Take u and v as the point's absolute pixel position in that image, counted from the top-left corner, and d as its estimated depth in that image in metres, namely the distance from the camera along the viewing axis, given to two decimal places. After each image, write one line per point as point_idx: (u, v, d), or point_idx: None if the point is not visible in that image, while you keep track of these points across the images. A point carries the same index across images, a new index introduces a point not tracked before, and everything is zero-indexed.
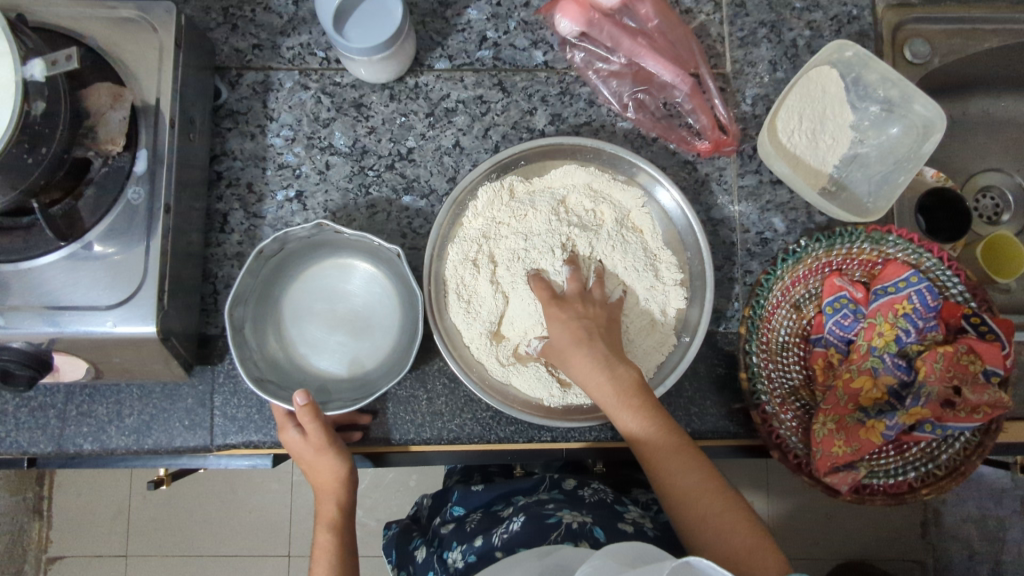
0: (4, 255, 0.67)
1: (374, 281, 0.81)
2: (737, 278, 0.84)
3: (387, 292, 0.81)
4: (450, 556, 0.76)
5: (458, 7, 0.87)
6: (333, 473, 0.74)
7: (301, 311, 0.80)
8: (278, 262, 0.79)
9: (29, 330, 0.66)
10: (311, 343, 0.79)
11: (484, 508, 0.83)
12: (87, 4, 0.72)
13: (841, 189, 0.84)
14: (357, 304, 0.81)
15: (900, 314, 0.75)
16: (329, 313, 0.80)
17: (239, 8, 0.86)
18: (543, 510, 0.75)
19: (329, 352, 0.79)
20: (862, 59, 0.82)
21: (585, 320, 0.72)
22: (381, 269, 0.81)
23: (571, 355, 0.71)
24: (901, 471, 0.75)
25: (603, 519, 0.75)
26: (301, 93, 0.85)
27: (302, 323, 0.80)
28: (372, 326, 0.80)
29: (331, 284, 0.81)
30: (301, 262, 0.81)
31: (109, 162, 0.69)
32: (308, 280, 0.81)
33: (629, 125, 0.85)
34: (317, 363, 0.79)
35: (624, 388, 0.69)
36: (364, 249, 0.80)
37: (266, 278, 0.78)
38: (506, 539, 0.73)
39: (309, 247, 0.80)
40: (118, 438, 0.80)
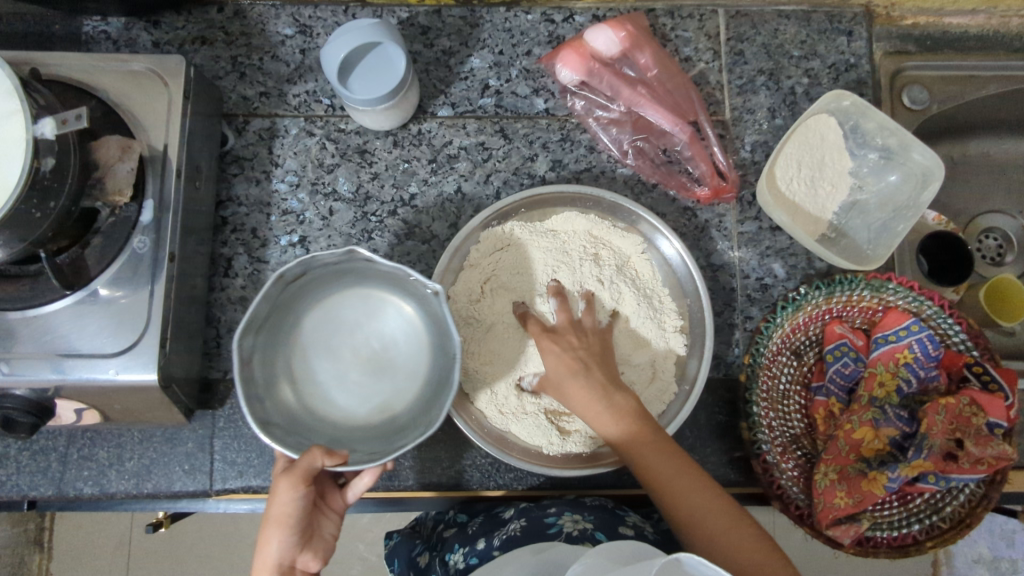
0: (11, 304, 0.68)
1: (401, 320, 0.78)
2: (737, 324, 0.84)
3: (415, 334, 0.77)
4: (450, 558, 0.74)
5: (461, 56, 0.89)
6: (278, 512, 0.63)
7: (320, 344, 0.76)
8: (299, 288, 0.74)
9: (34, 377, 0.67)
10: (330, 381, 0.75)
11: (486, 510, 0.80)
12: (100, 58, 0.74)
13: (840, 236, 0.84)
14: (381, 342, 0.78)
15: (901, 363, 0.76)
16: (351, 349, 0.77)
17: (247, 57, 0.88)
18: (545, 517, 0.73)
19: (345, 394, 0.75)
20: (860, 109, 0.83)
21: (580, 351, 0.71)
22: (412, 309, 0.77)
23: (568, 386, 0.70)
24: (904, 523, 0.74)
25: (605, 523, 0.73)
26: (306, 139, 0.87)
27: (320, 358, 0.76)
28: (396, 367, 0.77)
29: (354, 321, 0.78)
30: (316, 291, 0.76)
31: (116, 212, 0.70)
32: (329, 312, 0.77)
33: (628, 172, 0.86)
34: (335, 404, 0.74)
35: (623, 419, 0.69)
36: (394, 285, 0.76)
37: (280, 304, 0.73)
38: (507, 541, 0.71)
39: (334, 274, 0.75)
40: (118, 483, 0.80)
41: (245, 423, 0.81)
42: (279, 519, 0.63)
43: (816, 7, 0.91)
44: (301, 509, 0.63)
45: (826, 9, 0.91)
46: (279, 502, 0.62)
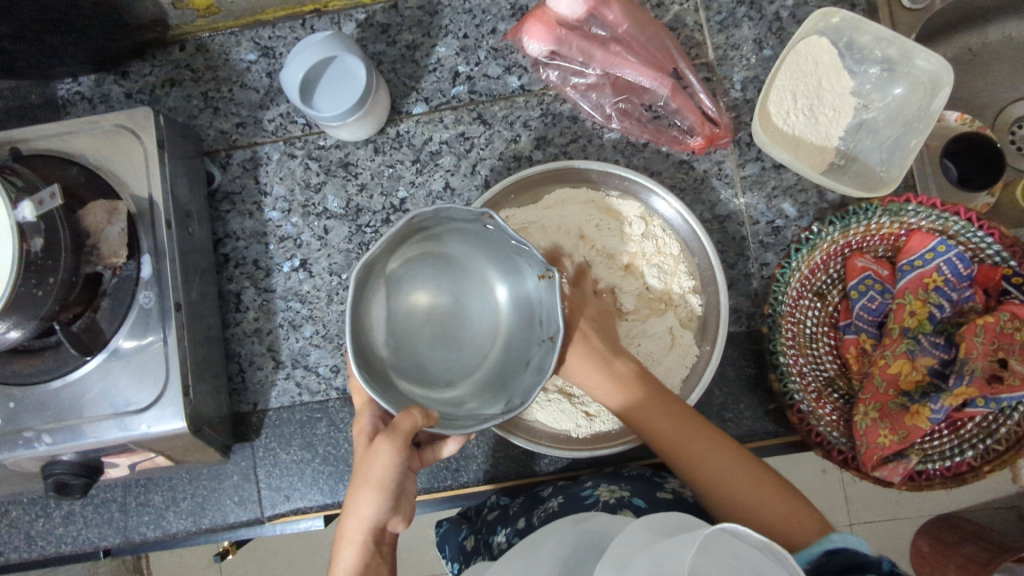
0: (40, 376, 0.71)
1: (483, 289, 0.65)
2: (754, 273, 0.80)
3: (497, 315, 0.65)
4: (494, 541, 0.75)
5: (427, 47, 0.86)
6: (376, 473, 0.59)
7: (396, 290, 0.62)
8: (413, 228, 0.60)
9: (104, 439, 0.70)
10: (398, 333, 0.62)
11: (526, 491, 0.81)
12: (73, 123, 0.75)
13: (850, 161, 0.79)
14: (456, 304, 0.65)
15: (931, 289, 0.71)
16: (426, 302, 0.64)
17: (217, 90, 0.88)
18: (581, 491, 0.74)
19: (411, 351, 0.62)
20: (852, 24, 0.77)
21: (579, 319, 0.70)
22: (499, 286, 0.65)
23: (566, 357, 0.70)
24: (957, 451, 0.71)
25: (642, 490, 0.72)
26: (289, 162, 0.86)
27: (404, 297, 0.63)
28: (468, 334, 0.65)
29: (436, 272, 0.64)
30: (426, 233, 0.62)
31: (118, 272, 0.72)
32: (416, 257, 0.63)
33: (616, 135, 0.83)
34: (400, 360, 0.61)
35: (622, 382, 0.68)
36: (494, 254, 0.64)
37: (388, 242, 0.59)
38: (546, 517, 0.72)
39: (450, 224, 0.62)
40: (178, 522, 0.84)
41: (282, 449, 0.83)
42: (375, 483, 0.59)
43: None
44: (398, 475, 0.59)
45: None
46: (379, 466, 0.58)
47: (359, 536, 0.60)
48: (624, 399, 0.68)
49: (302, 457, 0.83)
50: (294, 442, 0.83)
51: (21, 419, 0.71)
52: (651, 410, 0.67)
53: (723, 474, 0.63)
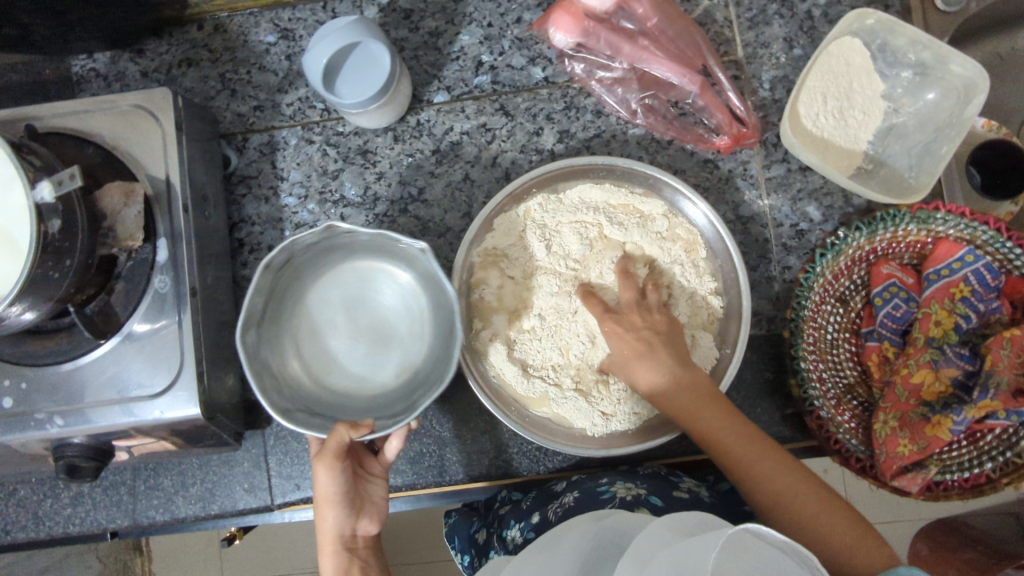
0: (53, 357, 0.71)
1: (404, 289, 0.81)
2: (775, 276, 0.80)
3: (414, 306, 0.81)
4: (508, 535, 0.74)
5: (450, 35, 0.84)
6: (322, 491, 0.67)
7: (319, 325, 0.80)
8: (288, 273, 0.77)
9: (107, 424, 0.70)
10: (340, 355, 0.80)
11: (539, 486, 0.80)
12: (90, 102, 0.73)
13: (879, 166, 0.78)
14: (379, 312, 0.82)
15: (957, 298, 0.70)
16: (352, 324, 0.81)
17: (235, 72, 0.86)
18: (597, 487, 0.73)
19: (356, 364, 0.80)
20: (887, 25, 0.76)
21: (643, 330, 0.70)
22: (407, 278, 0.80)
23: (632, 366, 0.69)
24: (976, 463, 0.71)
25: (659, 489, 0.72)
26: (307, 148, 0.85)
27: (325, 338, 0.80)
28: (397, 335, 0.81)
29: (344, 294, 0.82)
30: (309, 270, 0.80)
31: (133, 256, 0.71)
32: (320, 288, 0.81)
33: (640, 131, 0.81)
34: (352, 374, 0.80)
35: (682, 382, 0.68)
36: (382, 250, 0.79)
37: (270, 289, 0.75)
38: (562, 513, 0.71)
39: (322, 251, 0.77)
40: (186, 507, 0.84)
41: (294, 437, 0.83)
42: (325, 499, 0.67)
43: None
44: (344, 486, 0.67)
45: None
46: (323, 484, 0.66)
47: (328, 549, 0.67)
48: (681, 398, 0.68)
49: (313, 446, 0.83)
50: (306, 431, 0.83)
51: (34, 401, 0.70)
52: (712, 416, 0.67)
53: (757, 463, 0.64)
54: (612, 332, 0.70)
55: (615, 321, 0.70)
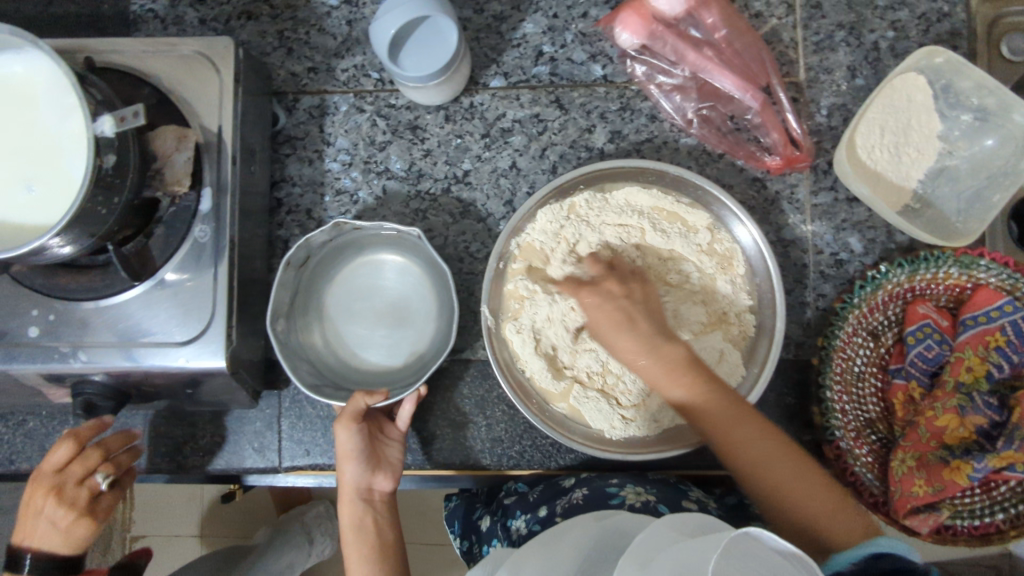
0: (84, 293, 0.70)
1: (405, 269, 0.81)
2: (809, 302, 0.79)
3: (417, 278, 0.81)
4: (512, 525, 0.75)
5: (514, 21, 0.84)
6: (342, 447, 0.72)
7: (342, 314, 0.81)
8: (312, 270, 0.79)
9: (113, 364, 0.69)
10: (360, 339, 0.80)
11: (547, 479, 0.80)
12: (150, 43, 0.73)
13: (926, 206, 0.78)
14: (392, 295, 0.81)
15: (991, 347, 0.71)
16: (369, 309, 0.81)
17: (293, 31, 0.86)
18: (606, 488, 0.73)
19: (376, 345, 0.80)
20: (955, 66, 0.75)
21: (621, 301, 0.69)
22: (405, 258, 0.81)
23: (611, 338, 0.68)
24: (987, 512, 0.70)
25: (668, 497, 0.72)
26: (356, 116, 0.85)
27: (345, 323, 0.80)
28: (413, 312, 0.80)
29: (359, 283, 0.81)
30: (329, 267, 0.81)
31: (176, 202, 0.71)
32: (341, 283, 0.81)
33: (693, 141, 0.81)
34: (372, 357, 0.79)
35: (670, 364, 0.66)
36: (389, 241, 0.80)
37: (299, 287, 0.78)
38: (569, 509, 0.72)
39: (336, 249, 0.80)
40: (193, 459, 0.83)
41: (309, 403, 0.83)
42: (342, 456, 0.71)
43: None
44: (358, 444, 0.71)
45: None
46: (342, 440, 0.71)
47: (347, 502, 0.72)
48: (668, 380, 0.66)
49: (327, 414, 0.82)
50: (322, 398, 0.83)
51: (62, 334, 0.70)
52: (708, 403, 0.65)
53: (770, 465, 0.63)
54: (584, 297, 0.70)
55: (591, 290, 0.70)
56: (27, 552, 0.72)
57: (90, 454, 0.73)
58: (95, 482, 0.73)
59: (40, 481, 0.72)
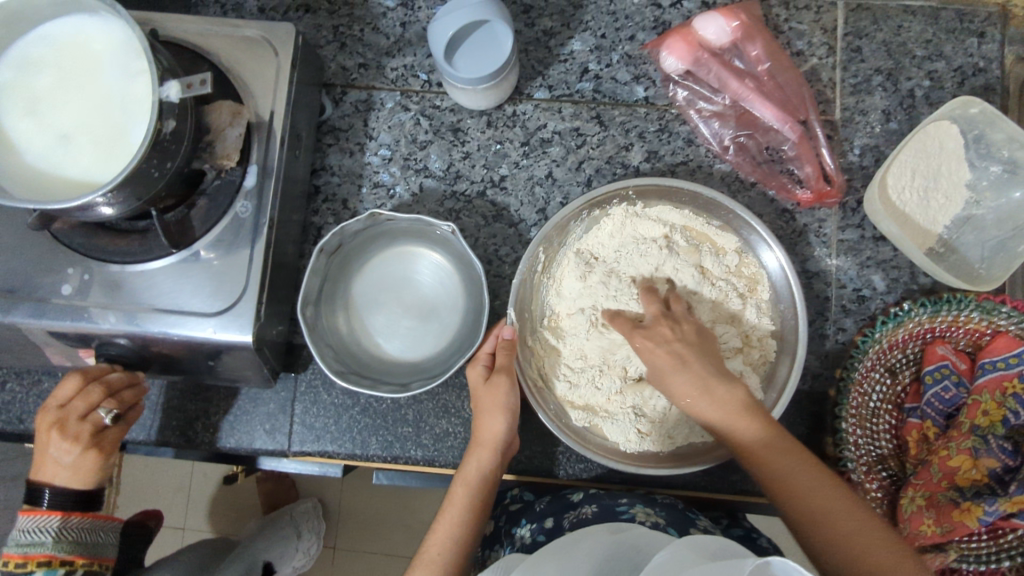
0: (121, 255, 0.71)
1: (434, 264, 0.82)
2: (829, 335, 0.80)
3: (447, 273, 0.82)
4: (517, 532, 0.74)
5: (563, 37, 0.86)
6: (498, 397, 0.73)
7: (367, 302, 0.81)
8: (341, 258, 0.80)
9: (145, 329, 0.70)
10: (384, 330, 0.81)
11: (554, 493, 0.79)
12: (214, 22, 0.75)
13: (950, 251, 0.79)
14: (420, 288, 0.82)
15: (1009, 393, 0.72)
16: (395, 301, 0.82)
17: (348, 27, 0.88)
18: (616, 506, 0.72)
19: (400, 337, 0.81)
20: (989, 117, 0.77)
21: (676, 344, 0.67)
22: (436, 251, 0.82)
23: (670, 384, 0.66)
24: (994, 558, 0.70)
25: (677, 521, 0.71)
26: (401, 114, 0.87)
27: (370, 312, 0.81)
28: (438, 306, 0.82)
29: (388, 274, 0.82)
30: (359, 258, 0.82)
31: (222, 175, 0.72)
32: (369, 272, 0.82)
33: (726, 168, 0.83)
34: (394, 348, 0.80)
35: (726, 407, 0.64)
36: (419, 233, 0.81)
37: (330, 273, 0.79)
38: (578, 522, 0.71)
39: (367, 240, 0.81)
40: (204, 434, 0.83)
41: (325, 389, 0.83)
42: (478, 443, 0.72)
43: (946, 4, 0.85)
44: (505, 435, 0.72)
45: (956, 7, 0.84)
46: (497, 390, 0.73)
47: (459, 488, 0.71)
48: (721, 416, 0.65)
49: (342, 402, 0.83)
50: (338, 385, 0.83)
51: (94, 294, 0.71)
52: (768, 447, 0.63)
53: (811, 492, 0.60)
54: (644, 347, 0.67)
55: (646, 336, 0.68)
56: (44, 488, 0.71)
57: (92, 391, 0.70)
58: (98, 417, 0.70)
59: (45, 418, 0.70)
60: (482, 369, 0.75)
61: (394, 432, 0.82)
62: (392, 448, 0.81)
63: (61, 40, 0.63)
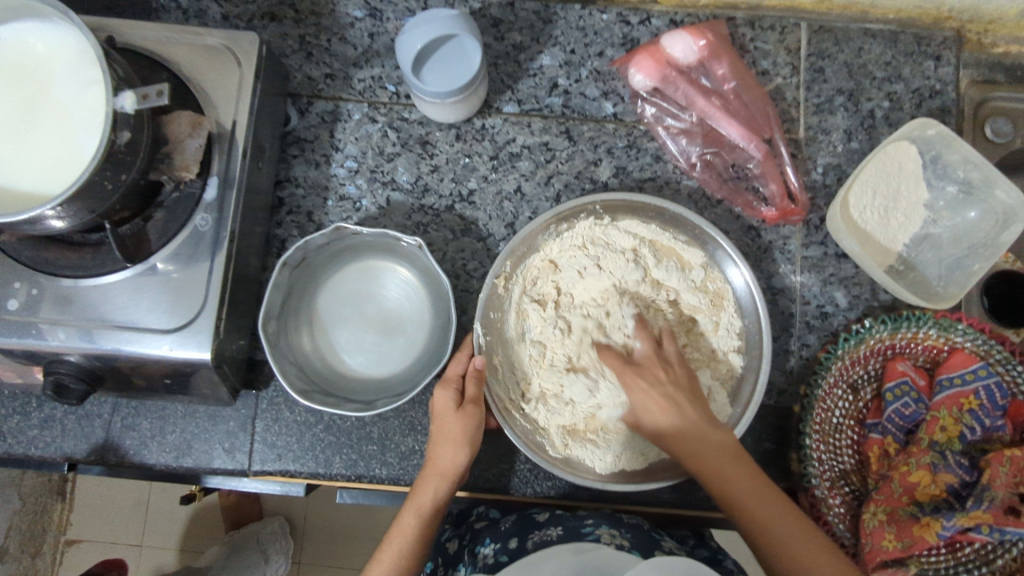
0: (73, 270, 0.69)
1: (400, 279, 0.81)
2: (793, 351, 0.81)
3: (413, 288, 0.81)
4: (480, 552, 0.73)
5: (532, 52, 0.86)
6: (461, 428, 0.71)
7: (332, 317, 0.80)
8: (306, 273, 0.79)
9: (94, 347, 0.67)
10: (347, 346, 0.79)
11: (519, 511, 0.78)
12: (175, 30, 0.73)
13: (909, 269, 0.81)
14: (385, 303, 0.81)
15: (966, 409, 0.73)
16: (360, 316, 0.80)
17: (315, 37, 0.87)
18: (581, 527, 0.72)
19: (363, 351, 0.79)
20: (945, 139, 0.79)
21: (667, 386, 0.69)
22: (402, 266, 0.81)
23: (648, 414, 0.69)
24: (952, 572, 0.71)
25: (642, 543, 0.70)
26: (368, 126, 0.85)
27: (335, 328, 0.80)
28: (404, 321, 0.80)
29: (352, 290, 0.81)
30: (324, 272, 0.80)
31: (180, 187, 0.70)
32: (333, 287, 0.81)
33: (694, 184, 0.83)
34: (358, 365, 0.79)
35: (689, 421, 0.68)
36: (386, 248, 0.80)
37: (296, 290, 0.78)
38: (541, 544, 0.70)
39: (333, 254, 0.80)
40: (159, 454, 0.80)
41: (287, 407, 0.81)
42: (434, 471, 0.71)
43: (904, 28, 0.87)
44: (464, 466, 0.71)
45: (915, 30, 0.87)
46: (459, 422, 0.72)
47: (410, 516, 0.69)
48: (672, 423, 0.68)
49: (305, 419, 0.81)
50: (300, 402, 0.81)
51: (43, 310, 0.68)
52: (697, 437, 0.67)
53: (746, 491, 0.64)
54: (636, 386, 0.70)
55: (636, 376, 0.70)
56: None
57: None
58: None
59: None
60: (453, 394, 0.73)
61: (359, 450, 0.80)
62: (357, 466, 0.80)
63: (10, 46, 0.61)
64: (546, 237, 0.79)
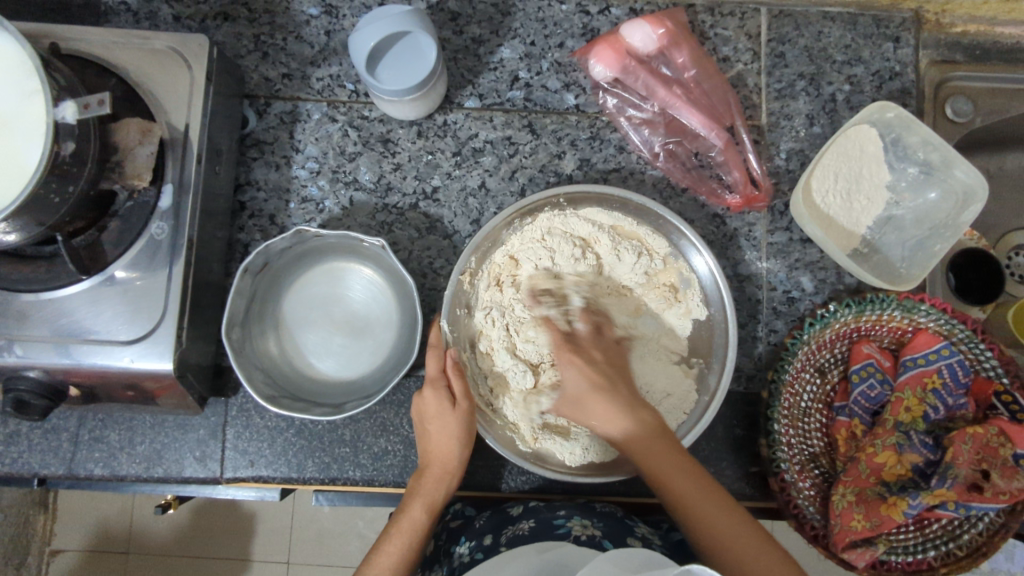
0: (29, 284, 0.67)
1: (367, 280, 0.80)
2: (760, 337, 0.82)
3: (380, 289, 0.80)
4: (455, 551, 0.73)
5: (491, 45, 0.85)
6: (463, 427, 0.71)
7: (299, 321, 0.79)
8: (269, 279, 0.78)
9: (53, 362, 0.66)
10: (314, 349, 0.79)
11: (494, 507, 0.79)
12: (122, 34, 0.72)
13: (873, 251, 0.82)
14: (352, 305, 0.80)
15: (929, 389, 0.74)
16: (327, 319, 0.80)
17: (271, 36, 0.85)
18: (554, 518, 0.72)
19: (331, 354, 0.79)
20: (904, 121, 0.79)
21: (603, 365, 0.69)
22: (368, 266, 0.80)
23: (590, 398, 0.67)
24: (920, 548, 0.72)
25: (614, 532, 0.71)
26: (329, 125, 0.84)
27: (302, 331, 0.79)
28: (371, 322, 0.80)
29: (317, 293, 0.80)
30: (288, 277, 0.79)
31: (134, 196, 0.69)
32: (298, 291, 0.80)
33: (658, 174, 0.83)
34: (325, 368, 0.78)
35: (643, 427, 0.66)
36: (350, 250, 0.79)
37: (260, 296, 0.77)
38: (514, 539, 0.70)
39: (295, 258, 0.79)
40: (129, 465, 0.79)
41: (257, 413, 0.80)
42: (444, 470, 0.71)
43: (863, 10, 0.87)
44: (464, 462, 0.72)
45: (873, 12, 0.87)
46: (459, 421, 0.71)
47: (421, 512, 0.69)
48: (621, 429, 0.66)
49: (276, 425, 0.80)
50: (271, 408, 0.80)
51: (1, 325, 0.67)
52: (650, 442, 0.65)
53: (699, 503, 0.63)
54: (569, 364, 0.69)
55: (573, 353, 0.69)
56: None
57: None
58: None
59: None
60: (444, 395, 0.71)
61: (331, 453, 0.80)
62: (330, 469, 0.79)
63: None
64: (511, 233, 0.78)
